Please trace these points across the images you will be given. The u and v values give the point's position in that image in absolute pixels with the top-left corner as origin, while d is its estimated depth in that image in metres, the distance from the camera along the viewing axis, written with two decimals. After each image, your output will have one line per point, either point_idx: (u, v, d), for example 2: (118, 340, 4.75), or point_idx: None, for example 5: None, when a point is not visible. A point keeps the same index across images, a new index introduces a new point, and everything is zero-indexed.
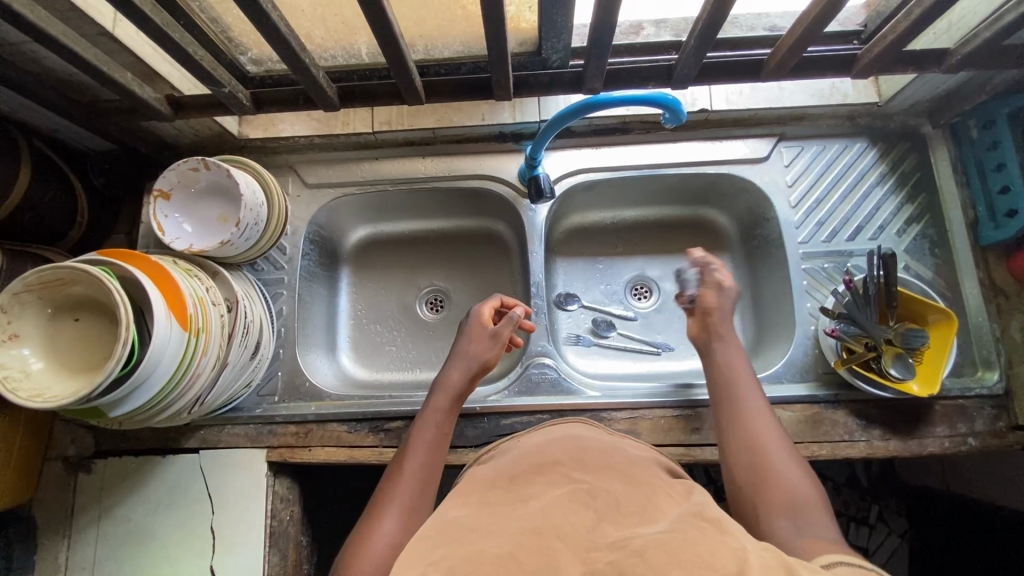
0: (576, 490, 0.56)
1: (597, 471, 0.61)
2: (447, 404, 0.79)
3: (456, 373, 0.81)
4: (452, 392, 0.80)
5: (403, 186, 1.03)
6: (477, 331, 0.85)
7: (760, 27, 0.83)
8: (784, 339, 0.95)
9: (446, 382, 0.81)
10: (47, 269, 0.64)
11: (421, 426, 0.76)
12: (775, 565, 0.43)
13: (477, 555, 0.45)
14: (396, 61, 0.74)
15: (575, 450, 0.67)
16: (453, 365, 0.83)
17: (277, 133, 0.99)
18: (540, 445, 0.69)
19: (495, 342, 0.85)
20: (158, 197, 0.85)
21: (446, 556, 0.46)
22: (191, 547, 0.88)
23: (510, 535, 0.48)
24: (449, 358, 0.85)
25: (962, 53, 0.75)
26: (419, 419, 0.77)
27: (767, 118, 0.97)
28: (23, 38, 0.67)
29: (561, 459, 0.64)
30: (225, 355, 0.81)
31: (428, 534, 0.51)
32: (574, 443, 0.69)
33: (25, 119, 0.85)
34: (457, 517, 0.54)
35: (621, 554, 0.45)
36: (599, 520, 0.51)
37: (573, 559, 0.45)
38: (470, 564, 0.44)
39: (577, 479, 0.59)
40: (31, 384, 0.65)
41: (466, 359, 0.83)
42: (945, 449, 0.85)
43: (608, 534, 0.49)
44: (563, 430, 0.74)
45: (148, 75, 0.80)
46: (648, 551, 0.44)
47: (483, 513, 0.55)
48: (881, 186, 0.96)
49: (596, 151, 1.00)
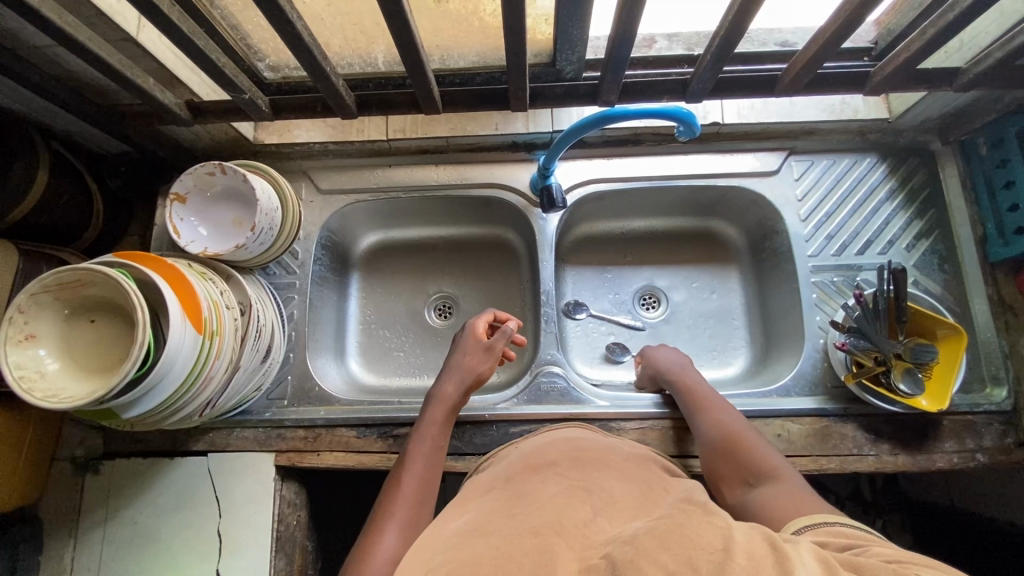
0: (573, 488, 0.57)
1: (586, 468, 0.63)
2: (443, 416, 0.81)
3: (450, 387, 0.83)
4: (447, 405, 0.82)
5: (415, 193, 1.04)
6: (469, 344, 0.88)
7: (772, 42, 0.84)
8: (792, 351, 0.96)
9: (439, 396, 0.83)
10: (65, 271, 0.65)
11: (418, 439, 0.77)
12: (759, 540, 0.43)
13: (477, 557, 0.45)
14: (416, 70, 0.75)
15: (573, 450, 0.68)
16: (447, 378, 0.85)
17: (292, 139, 1.00)
18: (542, 445, 0.71)
19: (488, 354, 0.87)
20: (175, 200, 0.86)
21: (440, 564, 0.46)
22: (198, 551, 0.88)
23: (512, 535, 0.49)
24: (442, 372, 0.87)
25: (973, 72, 0.76)
26: (415, 431, 0.79)
27: (778, 132, 0.98)
28: (48, 41, 0.68)
29: (558, 461, 0.65)
30: (238, 359, 0.82)
31: (442, 543, 0.51)
32: (572, 444, 0.70)
33: (45, 121, 0.86)
34: (465, 524, 0.54)
35: (615, 547, 0.45)
36: (597, 514, 0.53)
37: (570, 556, 0.45)
38: (471, 566, 0.44)
39: (572, 476, 0.60)
40: (46, 383, 0.66)
41: (460, 372, 0.85)
42: (954, 464, 0.85)
43: (604, 529, 0.50)
44: (563, 433, 0.76)
45: (168, 80, 0.81)
46: (639, 539, 0.44)
47: (488, 518, 0.54)
48: (891, 202, 0.97)
49: (607, 162, 1.01)
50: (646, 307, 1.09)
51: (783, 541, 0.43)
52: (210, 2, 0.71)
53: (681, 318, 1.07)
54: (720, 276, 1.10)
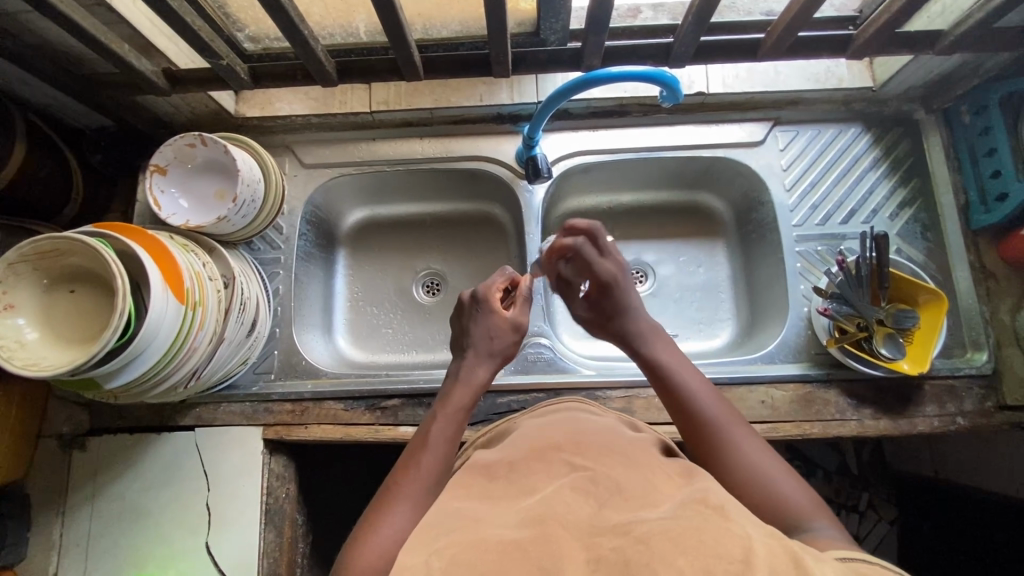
0: (579, 478, 0.56)
1: (596, 455, 0.60)
2: (471, 400, 0.73)
3: (482, 371, 0.75)
4: (475, 390, 0.74)
5: (400, 166, 1.03)
6: (501, 322, 0.79)
7: (758, 11, 0.83)
8: (776, 320, 0.97)
9: (469, 378, 0.74)
10: (44, 240, 0.64)
11: (442, 421, 0.69)
12: (782, 556, 0.42)
13: (484, 541, 0.47)
14: (397, 37, 0.74)
15: (573, 432, 0.66)
16: (476, 358, 0.76)
17: (275, 112, 0.99)
18: (543, 426, 0.69)
19: (515, 332, 0.79)
20: (154, 171, 0.84)
21: (447, 545, 0.47)
22: (185, 524, 0.88)
23: (513, 525, 0.49)
24: (469, 348, 0.78)
25: (956, 34, 0.76)
26: (438, 410, 0.71)
27: (764, 102, 0.98)
28: (23, 7, 0.67)
29: (562, 445, 0.63)
30: (222, 330, 0.81)
31: (433, 525, 0.51)
32: (576, 428, 0.68)
33: (22, 94, 0.85)
34: (464, 507, 0.54)
35: (625, 540, 0.45)
36: (600, 507, 0.52)
37: (577, 545, 0.46)
38: (474, 550, 0.45)
39: (580, 465, 0.58)
40: (25, 353, 0.65)
41: (487, 354, 0.77)
42: (935, 427, 0.86)
43: (610, 517, 0.50)
44: (567, 413, 0.73)
45: (144, 47, 0.79)
46: (652, 537, 0.45)
47: (488, 505, 0.55)
48: (875, 171, 0.97)
49: (594, 134, 1.00)
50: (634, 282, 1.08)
51: (804, 554, 0.43)
52: None
53: (667, 292, 1.07)
54: (707, 249, 1.10)
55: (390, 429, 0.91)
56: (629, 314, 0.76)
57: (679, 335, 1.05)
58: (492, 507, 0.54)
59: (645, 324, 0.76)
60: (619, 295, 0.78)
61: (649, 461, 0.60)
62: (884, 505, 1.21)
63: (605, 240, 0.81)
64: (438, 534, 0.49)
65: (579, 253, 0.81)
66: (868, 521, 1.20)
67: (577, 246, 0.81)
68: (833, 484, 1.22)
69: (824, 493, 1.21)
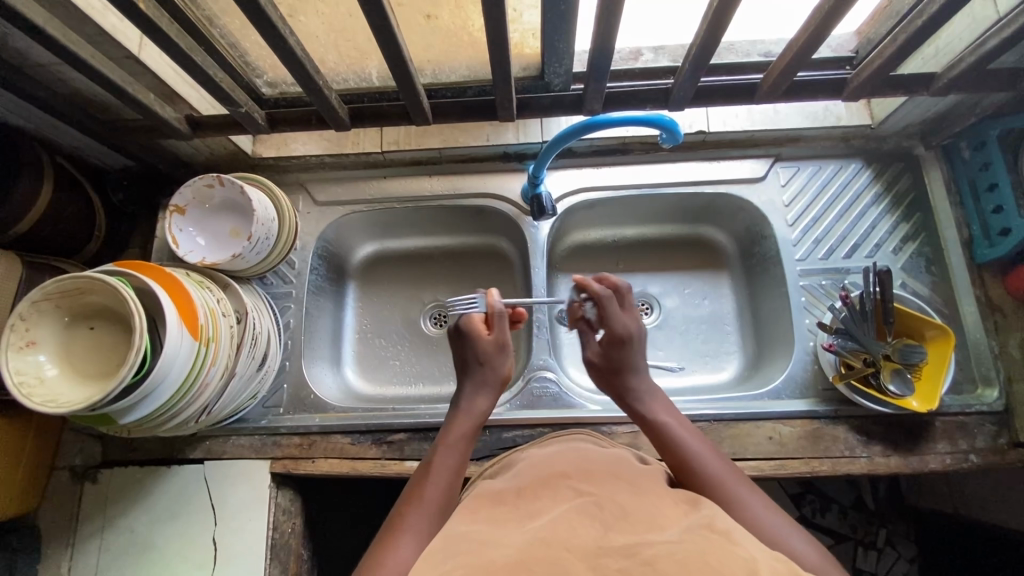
0: (582, 502, 0.55)
1: (602, 482, 0.60)
2: (471, 429, 0.74)
3: (480, 401, 0.77)
4: (475, 419, 0.75)
5: (410, 203, 1.06)
6: (486, 344, 0.79)
7: (755, 53, 0.86)
8: (783, 355, 0.96)
9: (469, 408, 0.76)
10: (66, 279, 0.67)
11: (444, 452, 0.71)
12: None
13: (491, 563, 0.46)
14: (406, 85, 0.77)
15: (580, 461, 0.66)
16: (473, 390, 0.78)
17: (290, 152, 1.03)
18: (549, 457, 0.69)
19: (499, 351, 0.79)
20: (174, 212, 0.88)
21: (456, 567, 0.46)
22: (191, 557, 0.88)
23: (519, 545, 0.49)
24: (466, 378, 0.79)
25: (948, 76, 0.78)
26: (439, 441, 0.73)
27: (764, 139, 1.00)
28: (54, 59, 0.71)
29: (569, 472, 0.63)
30: (233, 365, 0.83)
31: (440, 547, 0.51)
32: (582, 457, 0.67)
33: (51, 137, 0.89)
34: (472, 530, 0.53)
35: (632, 561, 0.46)
36: (607, 529, 0.51)
37: (582, 565, 0.46)
38: (480, 572, 0.45)
39: (585, 491, 0.58)
40: (44, 390, 0.67)
41: (483, 381, 0.78)
42: (947, 465, 0.85)
43: (617, 539, 0.49)
44: (574, 444, 0.73)
45: (168, 95, 0.84)
46: (659, 559, 0.45)
47: (496, 529, 0.54)
48: (876, 206, 0.98)
49: (596, 171, 1.03)
50: (639, 314, 1.09)
51: None
52: (209, 22, 0.73)
53: (673, 324, 1.08)
54: (711, 283, 1.10)
55: (395, 463, 0.91)
56: (634, 372, 0.78)
57: (685, 367, 1.05)
58: (499, 526, 0.54)
59: (646, 382, 0.78)
60: (632, 348, 0.78)
61: (656, 490, 0.60)
62: (903, 541, 1.17)
63: (631, 302, 0.83)
64: (448, 554, 0.49)
65: (603, 302, 0.81)
66: (887, 558, 1.16)
67: (603, 296, 0.81)
68: (850, 520, 1.19)
69: (842, 529, 1.18)
